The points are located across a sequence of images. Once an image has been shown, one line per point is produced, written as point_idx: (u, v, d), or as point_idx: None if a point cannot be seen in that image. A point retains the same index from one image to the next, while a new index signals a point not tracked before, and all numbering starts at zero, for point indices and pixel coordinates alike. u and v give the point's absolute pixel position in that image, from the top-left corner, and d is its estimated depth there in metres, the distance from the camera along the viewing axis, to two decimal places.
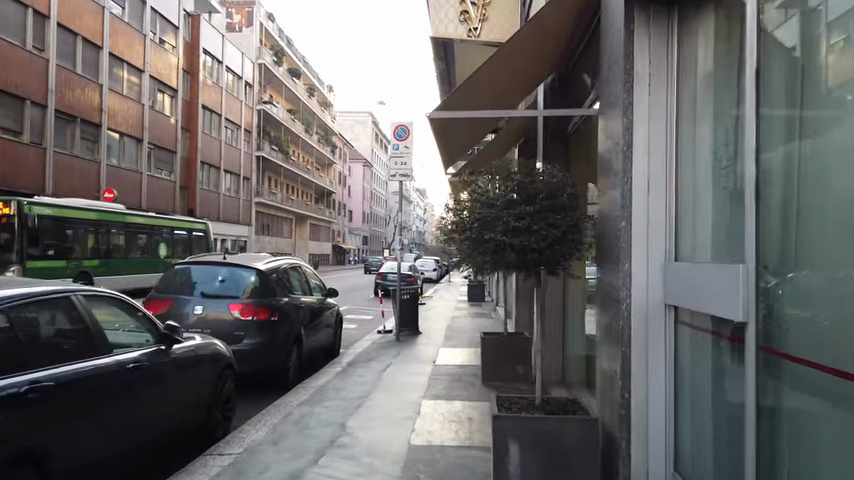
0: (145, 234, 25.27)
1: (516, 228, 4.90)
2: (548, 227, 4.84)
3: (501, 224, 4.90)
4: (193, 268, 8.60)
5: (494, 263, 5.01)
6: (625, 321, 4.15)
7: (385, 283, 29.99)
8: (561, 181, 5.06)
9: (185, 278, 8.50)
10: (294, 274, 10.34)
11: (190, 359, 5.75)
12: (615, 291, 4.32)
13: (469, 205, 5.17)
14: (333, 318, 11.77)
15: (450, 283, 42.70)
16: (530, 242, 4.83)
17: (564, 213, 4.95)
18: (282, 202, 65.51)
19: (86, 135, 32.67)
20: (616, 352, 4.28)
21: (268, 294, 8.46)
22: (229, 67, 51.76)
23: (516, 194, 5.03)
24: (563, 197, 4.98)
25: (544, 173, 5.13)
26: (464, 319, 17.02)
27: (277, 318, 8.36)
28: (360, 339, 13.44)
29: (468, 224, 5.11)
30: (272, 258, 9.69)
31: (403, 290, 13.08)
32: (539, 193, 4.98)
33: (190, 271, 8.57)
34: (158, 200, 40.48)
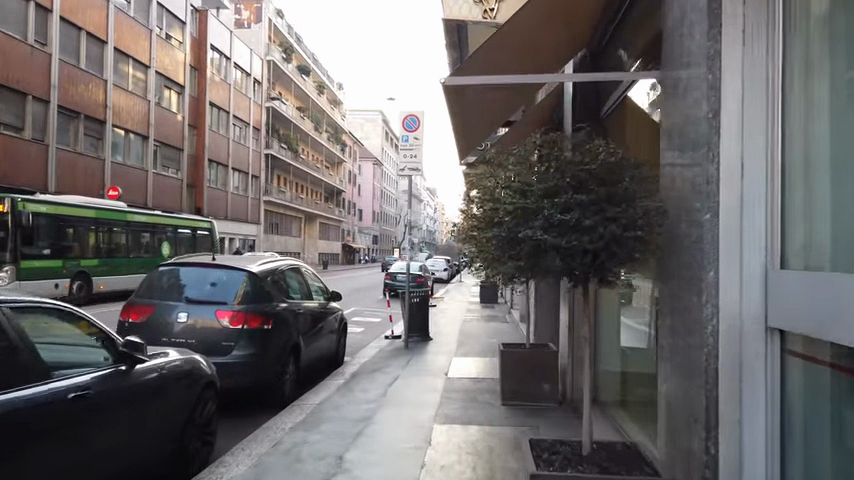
0: (148, 233, 24.57)
1: (561, 224, 4.06)
2: (602, 223, 3.97)
3: (541, 220, 4.09)
4: (184, 269, 7.72)
5: (534, 266, 4.25)
6: (711, 352, 3.48)
7: (395, 284, 29.13)
8: (620, 161, 4.14)
9: (174, 280, 7.62)
10: (293, 276, 9.43)
11: (158, 379, 4.91)
12: (696, 312, 3.64)
13: (503, 193, 4.35)
14: (337, 324, 10.92)
15: (461, 283, 41.72)
16: (579, 242, 3.99)
17: (626, 202, 4.03)
18: (292, 201, 64.82)
19: (90, 131, 32.02)
20: (700, 388, 3.56)
21: (262, 300, 7.62)
22: (237, 64, 51.05)
23: (563, 179, 4.15)
24: (624, 183, 4.05)
25: (601, 149, 4.17)
26: (476, 323, 16.07)
27: (271, 327, 7.50)
28: (366, 346, 12.55)
29: (502, 218, 4.32)
30: (269, 259, 8.85)
31: (412, 293, 12.18)
32: (591, 179, 4.10)
33: (181, 272, 7.69)
34: (165, 199, 39.85)
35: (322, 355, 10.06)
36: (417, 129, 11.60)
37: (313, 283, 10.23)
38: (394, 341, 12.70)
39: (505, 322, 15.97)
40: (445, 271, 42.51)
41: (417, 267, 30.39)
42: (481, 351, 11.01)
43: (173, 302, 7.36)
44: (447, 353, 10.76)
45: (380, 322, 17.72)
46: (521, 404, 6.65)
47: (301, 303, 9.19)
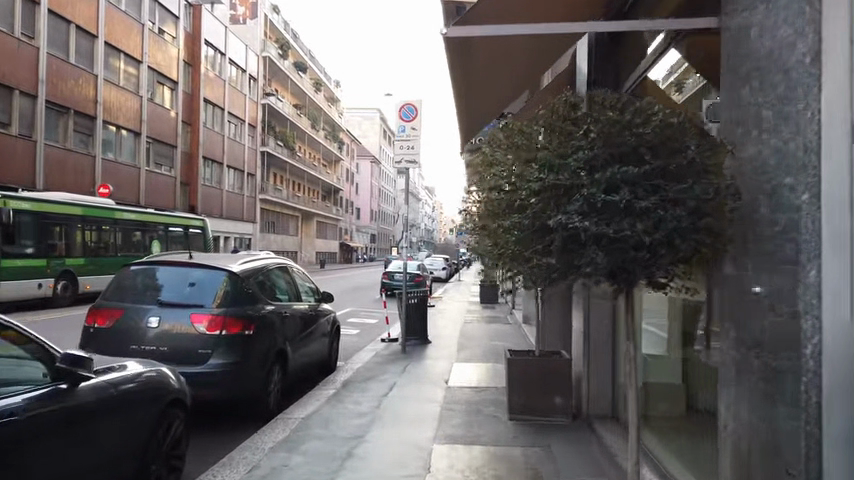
0: (139, 231, 23.86)
1: (606, 208, 3.35)
2: (659, 205, 3.27)
3: (580, 201, 3.39)
4: (161, 269, 7.00)
5: (570, 262, 3.48)
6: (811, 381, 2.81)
7: (393, 284, 28.45)
8: (679, 130, 3.46)
9: (148, 280, 6.90)
10: (281, 274, 8.69)
11: (112, 397, 4.22)
12: (783, 325, 2.96)
13: (533, 172, 3.68)
14: (330, 325, 10.24)
15: (460, 282, 41.09)
16: (630, 229, 3.25)
17: (685, 178, 3.35)
18: (288, 199, 64.12)
19: (80, 127, 31.29)
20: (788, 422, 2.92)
21: (245, 303, 6.92)
22: (232, 60, 50.31)
23: (607, 153, 3.48)
24: (690, 151, 3.37)
25: (659, 113, 3.53)
26: (477, 324, 15.41)
27: (253, 332, 6.80)
28: (361, 349, 11.87)
29: (532, 202, 3.62)
30: (254, 257, 8.15)
31: (409, 294, 11.51)
32: (644, 146, 3.43)
33: (157, 272, 6.98)
34: (159, 197, 39.15)
35: (313, 360, 9.37)
36: (413, 118, 10.84)
37: (302, 281, 9.51)
38: (390, 344, 12.03)
39: (507, 323, 15.31)
40: (444, 270, 41.85)
41: (415, 266, 29.71)
42: (482, 355, 10.34)
43: (146, 304, 6.65)
44: (447, 358, 10.09)
45: (376, 324, 17.05)
46: (532, 420, 5.98)
47: (289, 305, 8.49)
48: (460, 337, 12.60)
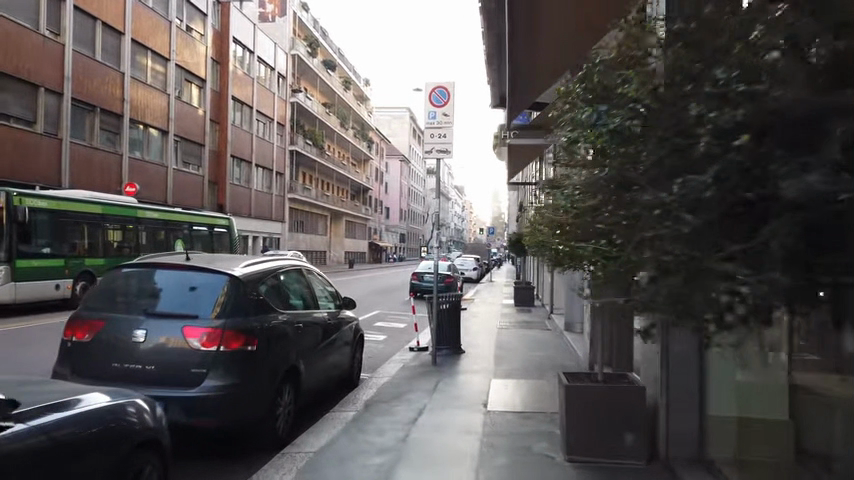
0: (161, 230, 23.14)
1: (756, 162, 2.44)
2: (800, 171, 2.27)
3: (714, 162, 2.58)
4: (159, 273, 6.02)
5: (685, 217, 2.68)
6: None
7: (423, 286, 27.39)
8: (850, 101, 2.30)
9: (146, 285, 5.92)
10: (296, 278, 7.66)
11: (64, 436, 3.33)
12: None
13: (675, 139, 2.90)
14: (353, 334, 9.17)
15: (491, 283, 39.87)
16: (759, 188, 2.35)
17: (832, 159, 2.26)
18: (317, 199, 63.57)
19: (107, 125, 30.95)
20: None
21: (252, 312, 5.92)
22: (261, 58, 49.86)
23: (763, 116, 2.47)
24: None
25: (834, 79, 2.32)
26: (514, 330, 14.22)
27: (257, 348, 5.76)
28: (388, 359, 10.80)
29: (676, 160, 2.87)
30: (264, 259, 7.14)
31: (441, 298, 10.52)
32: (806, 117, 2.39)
33: (156, 276, 6.01)
34: (186, 196, 38.75)
35: (333, 373, 8.32)
36: (446, 103, 9.73)
37: (321, 287, 8.49)
38: (420, 352, 11.01)
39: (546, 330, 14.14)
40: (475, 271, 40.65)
41: (445, 267, 28.64)
42: (522, 369, 9.19)
43: (141, 313, 5.68)
44: (484, 371, 8.99)
45: (403, 329, 15.97)
46: (600, 464, 4.87)
47: (305, 313, 7.45)
48: (495, 346, 11.49)
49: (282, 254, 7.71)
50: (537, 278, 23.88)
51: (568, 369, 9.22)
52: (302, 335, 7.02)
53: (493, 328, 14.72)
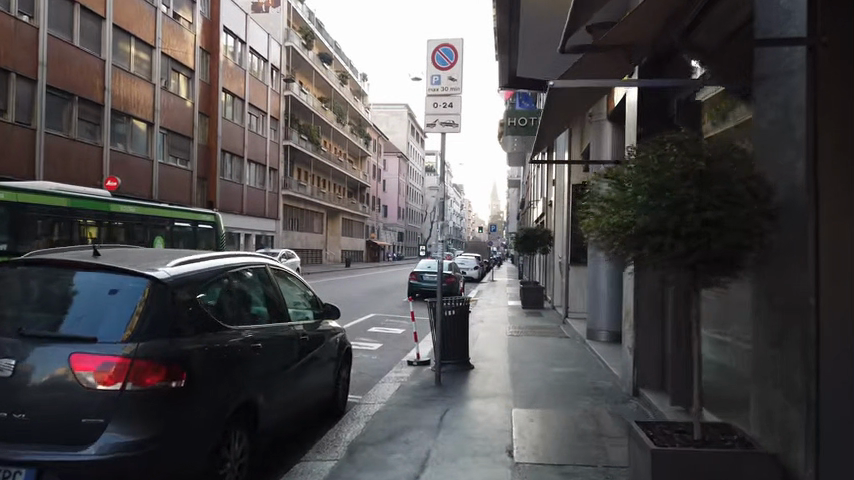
0: (138, 226, 21.38)
1: None
2: None
3: None
4: (64, 273, 4.22)
5: None
6: None
7: (423, 286, 25.59)
8: None
9: (52, 289, 4.13)
10: (263, 282, 5.88)
11: None
12: None
13: None
14: (341, 349, 7.46)
15: (493, 282, 38.17)
16: None
17: None
18: (313, 196, 61.76)
19: (86, 115, 29.13)
20: None
21: (188, 334, 4.18)
22: (253, 49, 48.00)
23: None
24: None
25: None
26: (527, 338, 12.53)
27: (186, 383, 3.99)
28: (383, 376, 9.10)
29: None
30: (215, 254, 5.35)
31: (445, 303, 8.74)
32: None
33: (73, 276, 4.20)
34: (174, 192, 36.91)
35: (314, 401, 6.63)
36: (453, 65, 7.96)
37: (294, 295, 6.73)
38: (420, 368, 9.22)
39: (563, 338, 12.34)
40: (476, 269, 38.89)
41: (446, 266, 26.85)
42: (546, 394, 7.36)
43: (32, 335, 3.89)
44: (501, 396, 7.19)
45: (401, 335, 14.17)
46: None
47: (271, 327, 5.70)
48: (510, 359, 9.68)
49: (245, 252, 5.91)
50: (545, 278, 22.07)
51: (603, 392, 7.39)
52: (267, 357, 5.30)
53: (503, 336, 12.91)
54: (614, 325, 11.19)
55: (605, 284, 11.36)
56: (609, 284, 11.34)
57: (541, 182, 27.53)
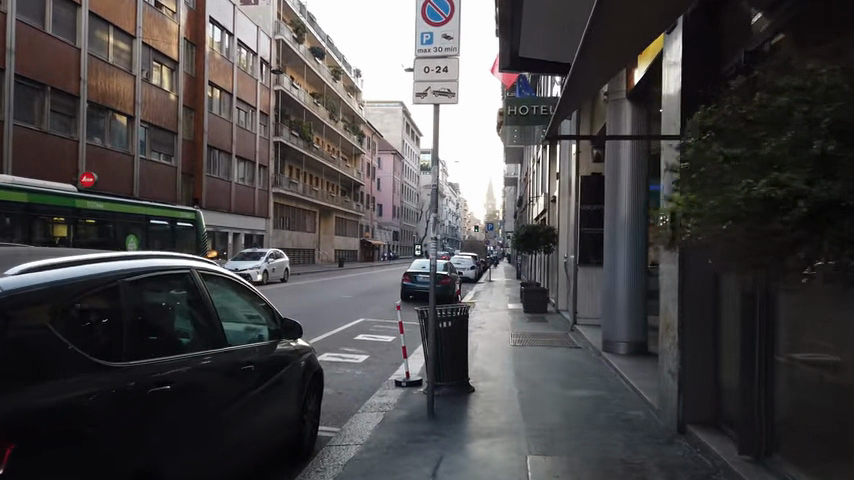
0: (107, 223, 19.88)
1: None
2: None
3: None
4: None
5: None
6: None
7: (417, 288, 24.09)
8: None
9: None
10: (197, 298, 4.46)
11: None
12: None
13: None
14: (310, 372, 5.95)
15: (491, 282, 36.68)
16: None
17: None
18: (305, 193, 60.23)
19: (59, 107, 27.50)
20: None
21: (76, 390, 3.18)
22: (241, 42, 46.39)
23: None
24: None
25: None
26: (534, 349, 11.06)
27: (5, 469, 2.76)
28: (367, 401, 7.59)
29: None
30: (133, 256, 4.14)
31: (438, 314, 7.31)
32: None
33: None
34: (157, 189, 35.27)
35: (270, 444, 5.18)
36: (449, 20, 6.47)
37: (248, 311, 5.28)
38: (410, 390, 7.72)
39: (573, 348, 10.91)
40: (472, 269, 37.36)
41: (442, 265, 25.35)
42: (571, 431, 5.91)
43: None
44: (511, 434, 5.74)
45: (391, 345, 12.67)
46: None
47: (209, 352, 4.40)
48: (516, 378, 8.26)
49: (178, 256, 4.51)
50: (548, 279, 20.57)
51: (639, 428, 5.95)
52: (187, 399, 3.99)
53: (506, 346, 11.46)
54: (631, 335, 9.88)
55: (622, 288, 10.01)
56: (626, 289, 9.99)
57: (541, 176, 26.01)
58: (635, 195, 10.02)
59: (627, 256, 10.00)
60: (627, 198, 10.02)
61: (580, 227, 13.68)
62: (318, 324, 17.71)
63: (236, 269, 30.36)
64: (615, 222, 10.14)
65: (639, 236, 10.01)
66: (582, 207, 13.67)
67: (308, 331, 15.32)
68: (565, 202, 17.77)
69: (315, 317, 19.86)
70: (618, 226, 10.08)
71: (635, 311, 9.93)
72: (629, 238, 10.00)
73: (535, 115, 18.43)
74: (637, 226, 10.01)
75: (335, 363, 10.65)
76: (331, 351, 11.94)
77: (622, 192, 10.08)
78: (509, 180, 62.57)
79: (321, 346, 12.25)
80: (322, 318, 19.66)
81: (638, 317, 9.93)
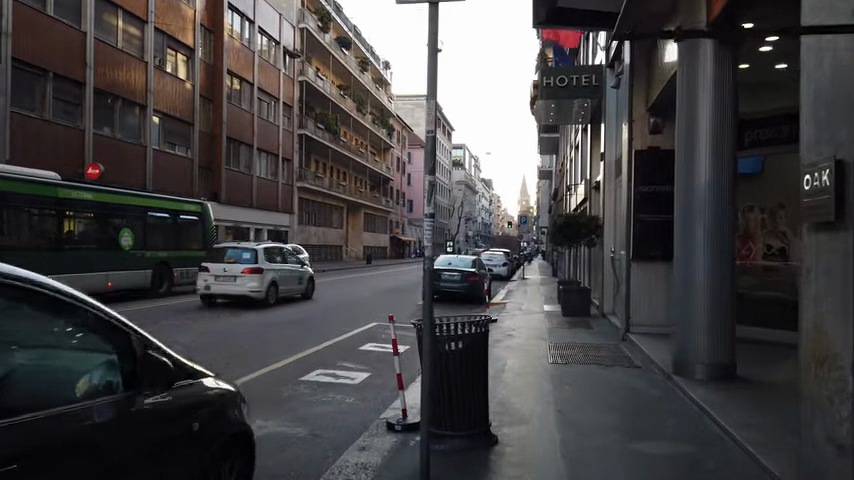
0: (98, 215, 17.97)
1: None
2: None
3: None
4: None
5: None
6: None
7: (442, 286, 21.79)
8: None
9: None
10: None
11: None
12: None
13: None
14: (223, 433, 3.68)
15: (524, 280, 34.10)
16: None
17: None
18: (331, 188, 58.36)
19: (62, 94, 26.01)
20: None
21: None
22: (262, 29, 44.62)
23: None
24: None
25: None
26: (583, 367, 8.67)
27: None
28: (343, 453, 5.34)
29: None
30: None
31: (439, 332, 5.12)
32: None
33: None
34: (173, 183, 33.74)
35: None
36: None
37: (121, 340, 3.12)
38: (405, 439, 5.46)
39: (632, 368, 8.57)
40: (505, 266, 34.82)
41: (470, 262, 22.92)
42: None
43: None
44: None
45: (403, 359, 10.37)
46: None
47: None
48: (560, 420, 5.94)
49: None
50: (591, 278, 17.95)
51: None
52: None
53: (543, 363, 9.07)
54: (710, 354, 7.63)
55: (699, 293, 7.73)
56: (706, 295, 7.71)
57: (581, 163, 23.33)
58: (715, 173, 7.80)
59: (705, 253, 7.74)
60: (706, 176, 7.78)
61: (635, 214, 11.16)
62: (327, 328, 15.52)
63: None
64: (688, 208, 7.95)
65: (721, 226, 7.77)
66: (636, 189, 11.15)
67: (310, 339, 13.11)
68: (611, 187, 15.21)
69: (325, 318, 17.69)
70: (696, 207, 7.87)
71: (717, 323, 7.67)
72: (707, 228, 7.78)
73: (573, 86, 16.19)
74: (719, 214, 7.78)
75: (326, 385, 8.40)
76: (326, 366, 9.70)
77: (699, 169, 7.86)
78: (544, 173, 59.64)
79: (315, 360, 10.02)
80: (333, 319, 17.50)
81: (719, 331, 7.67)
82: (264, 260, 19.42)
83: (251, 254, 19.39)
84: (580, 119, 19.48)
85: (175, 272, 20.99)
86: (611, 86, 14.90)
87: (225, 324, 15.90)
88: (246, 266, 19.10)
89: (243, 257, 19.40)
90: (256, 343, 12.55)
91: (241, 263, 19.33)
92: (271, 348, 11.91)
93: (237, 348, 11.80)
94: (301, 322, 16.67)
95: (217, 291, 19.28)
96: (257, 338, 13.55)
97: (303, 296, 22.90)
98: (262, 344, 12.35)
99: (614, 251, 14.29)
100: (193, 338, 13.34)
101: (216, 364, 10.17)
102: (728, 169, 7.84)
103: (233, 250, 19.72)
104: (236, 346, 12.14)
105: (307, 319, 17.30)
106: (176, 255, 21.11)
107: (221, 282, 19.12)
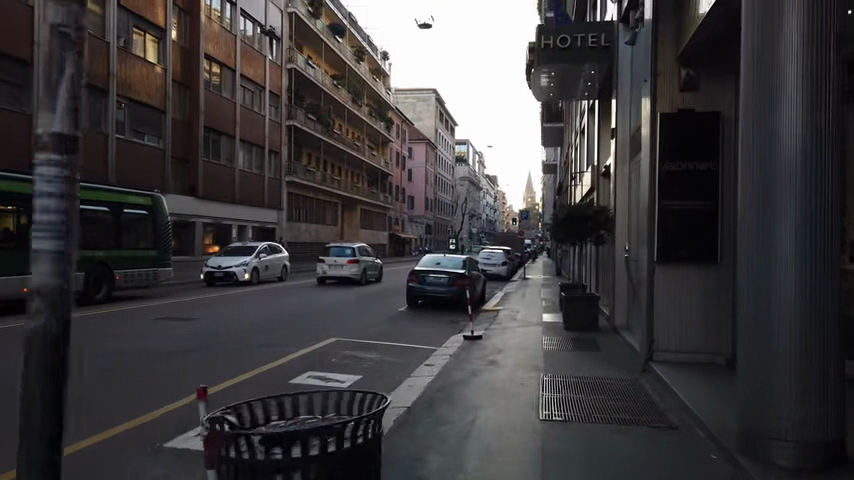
0: (15, 209, 15.24)
1: None
2: None
3: None
4: None
5: None
6: None
7: (428, 291, 18.87)
8: None
9: None
10: None
11: None
12: None
13: None
14: None
15: (525, 280, 31.11)
16: None
17: None
18: (323, 182, 55.47)
19: (5, 74, 23.26)
20: None
21: None
22: (245, 13, 41.80)
23: None
24: None
25: None
26: (589, 428, 5.85)
27: None
28: None
29: None
30: None
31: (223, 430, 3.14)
32: None
33: None
34: (143, 176, 30.97)
35: None
36: None
37: None
38: None
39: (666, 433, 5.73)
40: (504, 265, 31.91)
41: (461, 262, 19.99)
42: None
43: None
44: None
45: None
46: None
47: None
48: None
49: None
50: (600, 283, 14.92)
51: None
52: None
53: (529, 420, 6.09)
54: (803, 430, 4.89)
55: (784, 326, 4.99)
56: (796, 330, 4.97)
57: (587, 148, 20.37)
58: (809, 148, 5.05)
59: (794, 271, 4.99)
60: (796, 144, 5.05)
61: (662, 200, 8.22)
62: (275, 346, 12.64)
63: (220, 266, 25.57)
64: (767, 199, 5.17)
65: (818, 230, 5.01)
66: (661, 167, 8.23)
67: (240, 367, 10.23)
68: (626, 171, 12.22)
69: (282, 332, 14.83)
70: (778, 189, 5.12)
71: (816, 383, 4.90)
72: (798, 229, 5.03)
73: (578, 48, 13.21)
74: (817, 205, 5.02)
75: (194, 465, 5.58)
76: None
77: (785, 141, 5.10)
78: (548, 166, 56.54)
79: (213, 410, 7.13)
80: (290, 334, 14.61)
81: (820, 395, 4.90)
82: (358, 254, 28.48)
83: (350, 251, 28.83)
84: (586, 94, 16.61)
85: (117, 276, 18.17)
86: (625, 42, 11.99)
87: (153, 342, 13.03)
88: (348, 257, 28.59)
89: (343, 252, 28.63)
90: (165, 373, 9.68)
91: (345, 257, 28.78)
92: (178, 383, 9.03)
93: (134, 382, 8.95)
94: (249, 338, 13.80)
95: (329, 274, 28.59)
96: (175, 363, 10.69)
97: (348, 286, 28.37)
98: (170, 376, 9.47)
99: (630, 252, 11.28)
100: (92, 362, 10.49)
101: (77, 415, 7.29)
102: (830, 141, 5.07)
103: (336, 248, 28.97)
104: (134, 379, 9.26)
105: (259, 334, 14.44)
106: (118, 256, 18.32)
107: (332, 268, 28.55)
